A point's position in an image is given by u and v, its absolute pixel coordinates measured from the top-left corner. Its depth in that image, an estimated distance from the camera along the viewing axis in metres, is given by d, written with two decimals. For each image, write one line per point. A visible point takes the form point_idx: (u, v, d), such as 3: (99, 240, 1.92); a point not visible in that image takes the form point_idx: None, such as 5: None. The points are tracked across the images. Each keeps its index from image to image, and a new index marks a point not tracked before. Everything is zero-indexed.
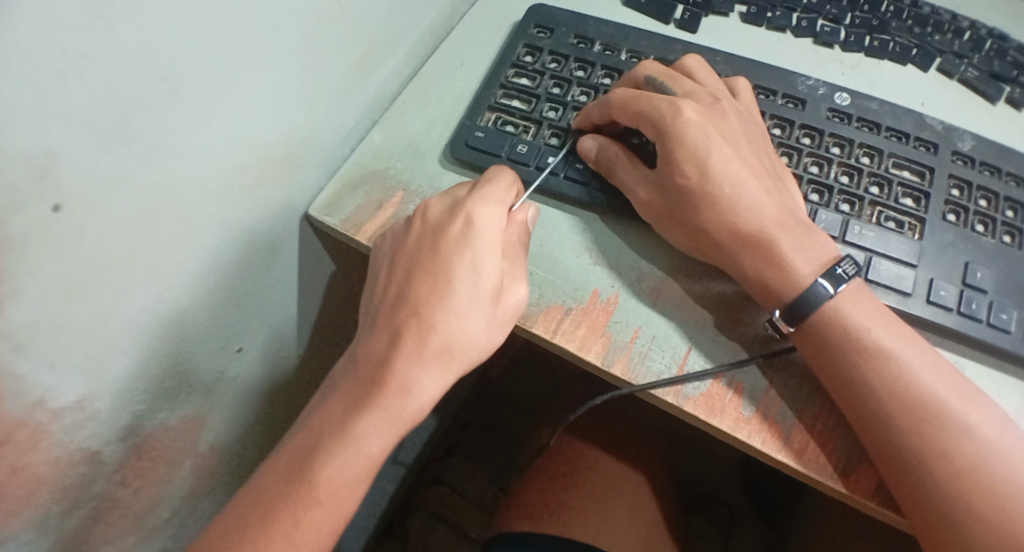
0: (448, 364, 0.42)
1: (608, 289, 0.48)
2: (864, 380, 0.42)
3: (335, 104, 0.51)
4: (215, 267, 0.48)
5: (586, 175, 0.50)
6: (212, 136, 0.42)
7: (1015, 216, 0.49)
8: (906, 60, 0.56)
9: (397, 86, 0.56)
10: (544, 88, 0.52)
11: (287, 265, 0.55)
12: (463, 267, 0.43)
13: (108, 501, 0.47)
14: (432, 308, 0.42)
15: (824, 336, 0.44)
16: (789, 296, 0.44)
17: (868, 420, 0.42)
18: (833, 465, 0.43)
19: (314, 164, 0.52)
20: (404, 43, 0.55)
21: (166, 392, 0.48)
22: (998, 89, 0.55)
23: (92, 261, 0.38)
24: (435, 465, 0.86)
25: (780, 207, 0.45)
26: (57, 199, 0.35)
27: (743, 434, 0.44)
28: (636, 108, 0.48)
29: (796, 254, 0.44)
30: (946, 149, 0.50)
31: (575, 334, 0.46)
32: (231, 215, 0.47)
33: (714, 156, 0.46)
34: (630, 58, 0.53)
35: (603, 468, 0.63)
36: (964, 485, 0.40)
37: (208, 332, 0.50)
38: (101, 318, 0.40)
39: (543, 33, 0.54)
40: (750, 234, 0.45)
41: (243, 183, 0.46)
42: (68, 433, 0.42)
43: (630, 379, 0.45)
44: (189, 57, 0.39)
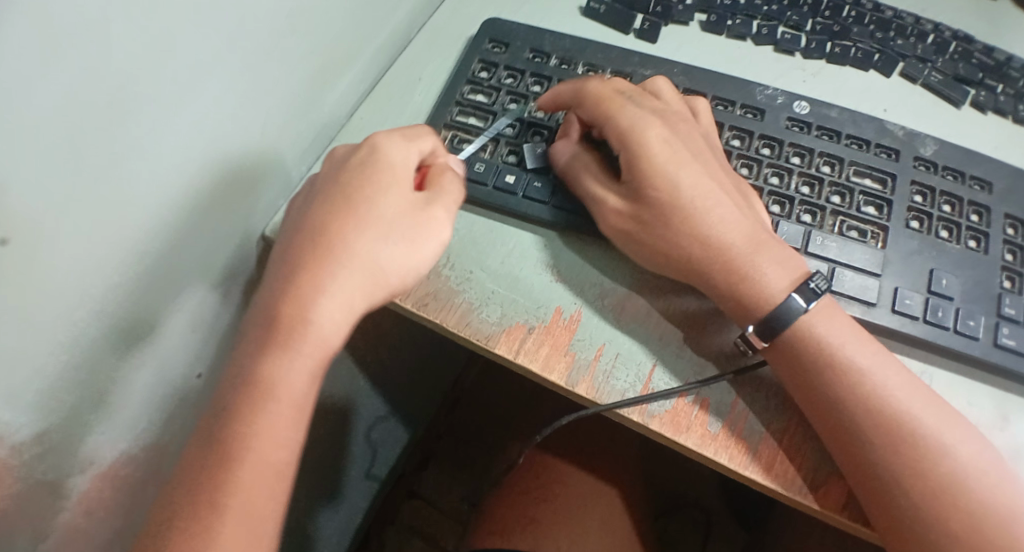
0: (350, 274, 0.41)
1: (571, 306, 0.47)
2: (836, 395, 0.42)
3: (291, 123, 0.50)
4: (176, 292, 0.47)
5: (546, 192, 0.49)
6: (168, 160, 0.42)
7: (980, 221, 0.48)
8: (869, 65, 0.55)
9: (354, 104, 0.56)
10: (501, 104, 0.52)
11: (247, 287, 0.54)
12: (345, 188, 0.44)
13: (74, 535, 0.46)
14: (332, 228, 0.42)
15: (792, 352, 0.43)
16: (761, 311, 0.44)
17: (841, 434, 0.41)
18: (803, 478, 0.43)
19: (270, 185, 0.51)
20: (360, 62, 0.54)
21: (129, 422, 0.47)
22: (962, 93, 0.55)
23: (46, 294, 0.38)
24: (410, 478, 0.85)
25: (749, 223, 0.45)
26: (4, 235, 0.35)
27: (710, 450, 0.43)
28: (602, 118, 0.47)
29: (768, 268, 0.44)
30: (909, 155, 0.50)
31: (538, 354, 0.45)
32: (190, 239, 0.46)
33: (681, 171, 0.46)
34: (587, 71, 0.52)
35: (577, 481, 0.62)
36: (935, 498, 0.40)
37: (171, 357, 0.49)
38: (57, 350, 0.39)
39: (498, 48, 0.54)
40: (721, 248, 0.44)
41: (200, 207, 0.45)
42: (28, 468, 0.41)
43: (595, 398, 0.44)
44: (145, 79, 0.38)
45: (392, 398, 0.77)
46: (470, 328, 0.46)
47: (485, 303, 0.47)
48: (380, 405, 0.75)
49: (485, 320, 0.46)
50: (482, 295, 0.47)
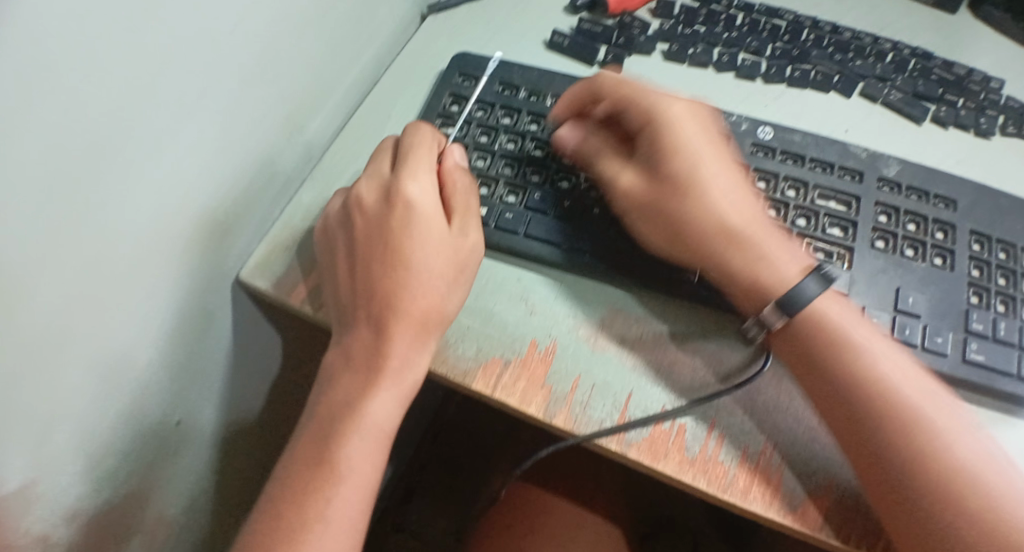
0: (428, 326, 0.44)
1: (546, 338, 0.47)
2: (851, 389, 0.43)
3: (263, 166, 0.51)
4: (152, 339, 0.47)
5: (517, 222, 0.49)
6: (141, 206, 0.42)
7: (945, 238, 0.49)
8: (829, 87, 0.56)
9: (324, 144, 0.56)
10: (471, 137, 0.52)
11: (224, 331, 0.54)
12: (393, 244, 0.45)
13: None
14: (399, 281, 0.44)
15: (806, 341, 0.45)
16: (780, 290, 0.45)
17: (847, 416, 0.43)
18: (796, 491, 0.43)
19: (243, 229, 0.51)
20: (329, 102, 0.55)
21: (104, 471, 0.47)
22: (922, 110, 0.56)
23: (21, 346, 0.37)
24: (393, 512, 0.86)
25: (752, 209, 0.47)
26: None
27: (688, 476, 0.43)
28: (623, 91, 0.50)
29: (778, 249, 0.46)
30: (872, 176, 0.50)
31: (515, 388, 0.46)
32: (165, 285, 0.46)
33: (705, 152, 0.48)
34: (555, 102, 0.53)
35: (559, 512, 0.62)
36: (941, 495, 0.40)
37: (150, 403, 0.49)
38: (31, 405, 0.39)
39: (468, 82, 0.54)
40: (727, 235, 0.47)
41: (174, 253, 0.46)
42: None
43: (572, 429, 0.45)
44: (112, 139, 0.38)
45: None
46: (446, 365, 0.46)
47: (461, 338, 0.47)
48: None
49: (461, 356, 0.47)
50: (457, 330, 0.47)
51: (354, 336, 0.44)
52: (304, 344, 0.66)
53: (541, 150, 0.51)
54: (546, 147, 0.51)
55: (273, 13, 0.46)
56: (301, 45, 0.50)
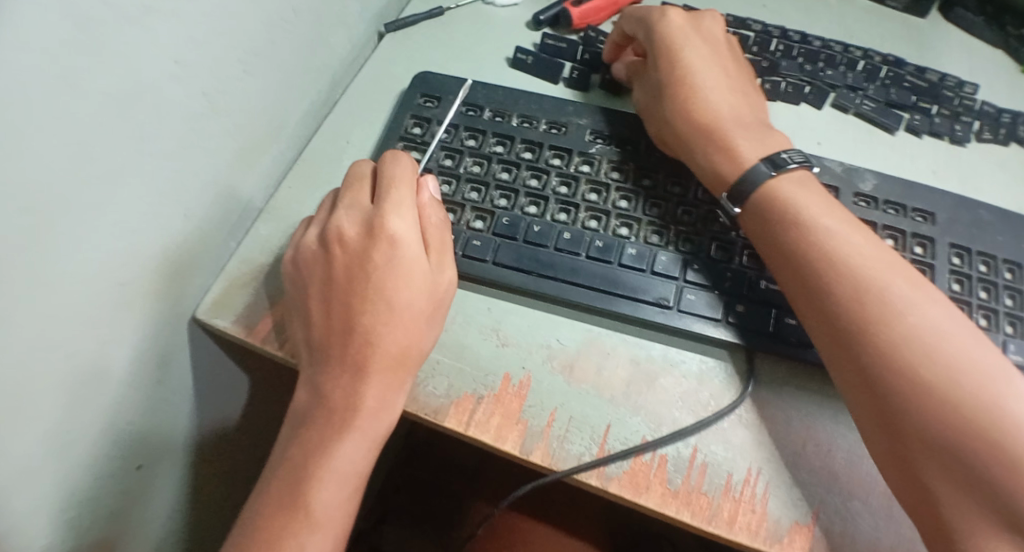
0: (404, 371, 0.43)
1: (520, 371, 0.46)
2: (859, 324, 0.41)
3: (219, 198, 0.48)
4: (109, 390, 0.44)
5: (485, 250, 0.47)
6: (84, 257, 0.39)
7: (925, 253, 0.48)
8: (800, 98, 0.55)
9: (283, 170, 0.54)
10: (435, 161, 0.49)
11: (187, 370, 0.51)
12: (372, 284, 0.43)
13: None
14: (375, 323, 0.42)
15: (807, 280, 0.43)
16: (732, 173, 0.46)
17: (839, 330, 0.41)
18: (788, 514, 0.41)
19: (202, 265, 0.49)
20: (286, 128, 0.53)
21: (63, 529, 0.44)
22: (896, 119, 0.55)
23: None
24: (369, 535, 0.79)
25: (734, 108, 0.49)
26: None
27: (671, 510, 0.41)
28: (641, 16, 0.53)
29: (747, 146, 0.47)
30: (848, 191, 0.49)
31: (489, 425, 0.44)
32: (120, 333, 0.43)
33: (689, 56, 0.50)
34: (522, 122, 0.51)
35: None
36: (966, 426, 0.37)
37: (109, 455, 0.46)
38: None
39: (431, 102, 0.52)
40: (707, 117, 0.48)
41: (127, 299, 0.43)
42: None
43: (550, 466, 0.43)
44: (49, 174, 0.36)
45: None
46: (417, 403, 0.44)
47: (431, 374, 0.45)
48: None
49: (432, 393, 0.44)
50: (427, 366, 0.45)
51: (323, 379, 0.42)
52: (271, 375, 0.63)
53: (508, 172, 0.49)
54: (513, 170, 0.49)
55: (221, 38, 0.44)
56: (254, 70, 0.47)
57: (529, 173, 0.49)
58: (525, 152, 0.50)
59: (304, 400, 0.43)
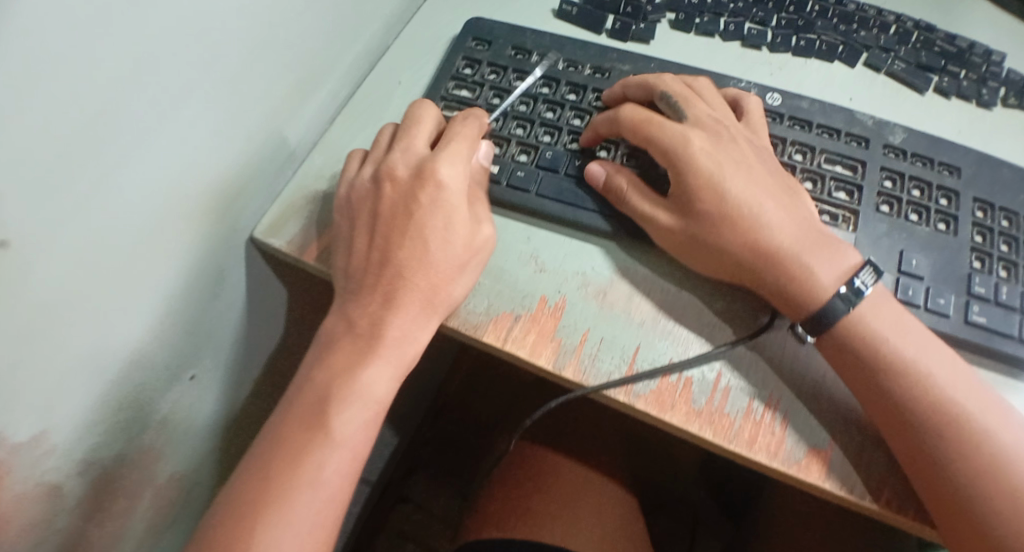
0: (432, 315, 0.46)
1: (555, 295, 0.48)
2: (874, 353, 0.43)
3: (284, 119, 0.52)
4: (170, 293, 0.47)
5: (528, 181, 0.50)
6: (160, 165, 0.42)
7: (949, 205, 0.50)
8: (833, 56, 0.58)
9: (341, 102, 0.58)
10: (484, 99, 0.52)
11: (243, 284, 0.55)
12: (414, 225, 0.46)
13: (71, 536, 0.47)
14: (412, 263, 0.46)
15: (801, 302, 0.44)
16: (810, 307, 0.44)
17: (864, 383, 0.43)
18: (800, 439, 0.44)
19: (263, 181, 0.52)
20: (345, 63, 0.56)
21: (119, 426, 0.47)
22: (925, 80, 0.57)
23: (42, 300, 0.38)
24: (399, 486, 0.89)
25: (797, 223, 0.46)
26: (4, 239, 0.35)
27: (692, 427, 0.44)
28: (646, 132, 0.48)
29: (819, 265, 0.44)
30: (878, 143, 0.51)
31: (525, 341, 0.46)
32: (183, 242, 0.46)
33: (729, 181, 0.46)
34: (567, 67, 0.54)
35: (563, 472, 0.66)
36: (959, 440, 0.41)
37: (166, 357, 0.49)
38: (54, 356, 0.40)
39: (481, 46, 0.55)
40: (768, 255, 0.45)
41: (192, 209, 0.46)
42: (29, 468, 0.41)
43: (581, 381, 0.45)
44: (129, 91, 0.38)
45: None
46: (458, 319, 0.47)
47: (472, 294, 0.48)
48: None
49: (473, 311, 0.47)
50: None
51: (371, 292, 0.45)
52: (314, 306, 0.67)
53: (553, 112, 0.52)
54: (558, 110, 0.52)
55: None
56: (315, 9, 0.50)
57: (572, 113, 0.52)
58: (569, 94, 0.53)
59: (352, 310, 0.46)
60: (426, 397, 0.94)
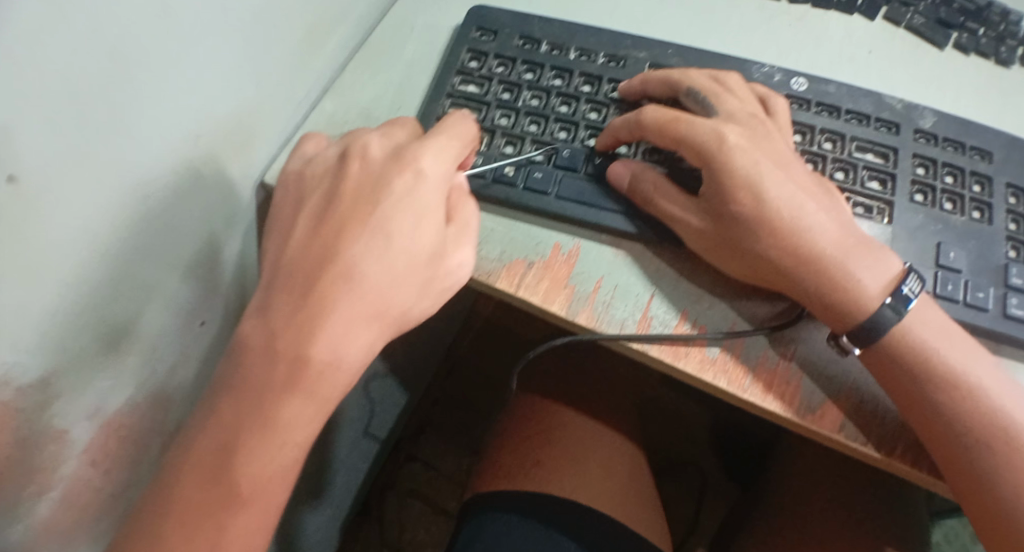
0: (376, 328, 0.39)
1: (569, 242, 0.46)
2: (908, 351, 0.41)
3: (290, 75, 0.48)
4: (176, 240, 0.43)
5: (546, 182, 0.46)
6: (172, 110, 0.39)
7: (983, 191, 0.48)
8: (852, 9, 0.56)
9: (345, 57, 0.54)
10: (494, 94, 0.49)
11: (245, 239, 0.51)
12: (366, 252, 0.39)
13: (79, 485, 0.43)
14: (368, 263, 0.39)
15: (847, 311, 0.42)
16: (855, 317, 0.41)
17: (908, 401, 0.41)
18: (813, 392, 0.42)
19: (269, 132, 0.48)
20: (350, 22, 0.53)
21: (132, 374, 0.44)
22: (945, 36, 0.55)
23: (53, 238, 0.35)
24: (408, 444, 0.92)
25: (840, 225, 0.43)
26: (12, 170, 0.32)
27: (709, 375, 0.42)
28: (675, 132, 0.44)
29: (863, 273, 0.41)
30: (908, 128, 0.49)
31: (537, 287, 0.44)
32: (190, 187, 0.43)
33: (770, 182, 0.42)
34: (579, 56, 0.51)
35: (579, 426, 0.63)
36: (1003, 451, 0.40)
37: (173, 307, 0.46)
38: (63, 294, 0.37)
39: (487, 36, 0.52)
40: (813, 261, 0.42)
41: (201, 155, 0.43)
42: (31, 415, 0.37)
43: (594, 327, 0.44)
44: (141, 31, 0.36)
45: (389, 359, 0.76)
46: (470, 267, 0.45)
47: (484, 240, 0.46)
48: (381, 365, 0.74)
49: (485, 257, 0.45)
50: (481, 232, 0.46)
51: None
52: None
53: (567, 106, 0.49)
54: (573, 103, 0.49)
55: None
56: None
57: (588, 106, 0.49)
58: (583, 86, 0.50)
59: None
60: (438, 355, 0.94)
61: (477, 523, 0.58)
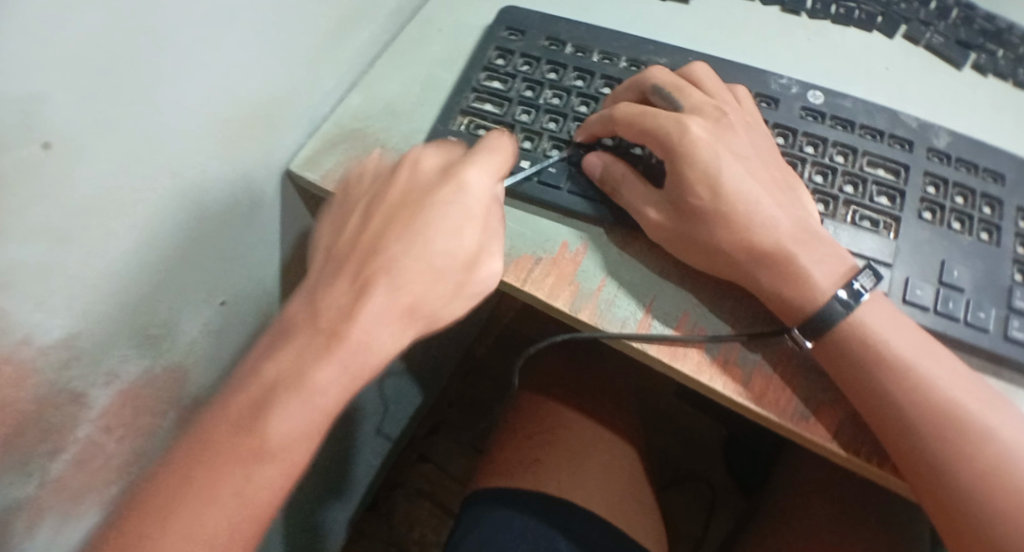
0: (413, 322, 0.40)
1: (577, 241, 0.48)
2: (880, 374, 0.41)
3: (321, 64, 0.51)
4: (201, 216, 0.46)
5: (559, 178, 0.48)
6: (198, 89, 0.41)
7: (993, 213, 0.48)
8: (872, 26, 0.57)
9: (380, 49, 0.56)
10: (516, 91, 0.51)
11: (271, 221, 0.54)
12: (408, 258, 0.40)
13: (90, 448, 0.45)
14: (415, 266, 0.40)
15: (797, 304, 0.43)
16: (807, 309, 0.43)
17: (886, 420, 0.41)
18: (798, 406, 0.43)
19: (297, 117, 0.51)
20: (385, 14, 0.56)
21: (147, 341, 0.46)
22: (964, 56, 0.56)
23: (78, 202, 0.37)
24: (421, 443, 0.94)
25: (797, 221, 0.44)
26: (47, 137, 0.34)
27: (705, 377, 0.43)
28: (642, 124, 0.46)
29: (817, 266, 0.43)
30: (922, 146, 0.50)
31: (544, 282, 0.46)
32: (217, 162, 0.45)
33: (725, 173, 0.44)
34: (602, 59, 0.53)
35: (579, 427, 0.65)
36: (981, 468, 0.40)
37: (193, 283, 0.48)
38: (88, 260, 0.39)
39: (515, 35, 0.54)
40: (768, 253, 0.43)
41: (225, 137, 0.45)
42: (52, 373, 0.40)
43: (597, 324, 0.45)
44: (176, 18, 0.38)
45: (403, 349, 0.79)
46: None
47: None
48: None
49: None
50: None
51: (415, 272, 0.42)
52: None
53: (586, 107, 0.51)
54: (591, 104, 0.51)
55: None
56: None
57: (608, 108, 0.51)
58: (603, 88, 0.51)
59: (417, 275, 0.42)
60: (455, 354, 0.97)
61: (472, 517, 0.60)
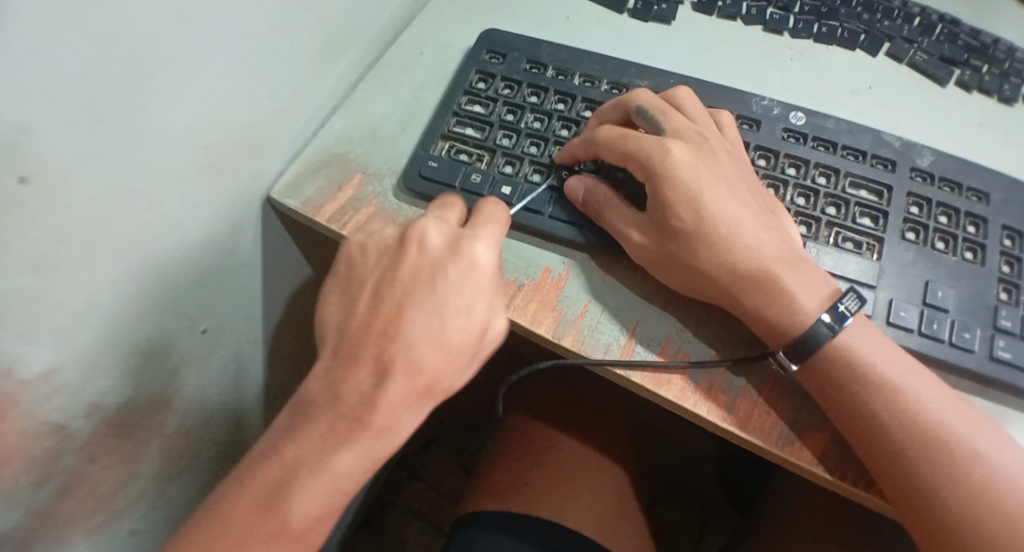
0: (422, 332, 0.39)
1: (559, 266, 0.47)
2: (869, 399, 0.41)
3: (302, 90, 0.51)
4: (183, 244, 0.46)
5: (541, 203, 0.48)
6: (180, 119, 0.41)
7: (978, 232, 0.48)
8: (854, 45, 0.57)
9: (360, 73, 0.56)
10: (497, 115, 0.51)
11: (254, 247, 0.53)
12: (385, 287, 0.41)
13: (75, 480, 0.45)
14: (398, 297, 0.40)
15: (784, 326, 0.42)
16: (792, 332, 0.42)
17: (878, 446, 0.40)
18: (783, 430, 0.43)
19: (279, 144, 0.51)
20: (365, 39, 0.55)
21: (131, 373, 0.45)
22: (948, 72, 0.56)
23: (59, 235, 0.37)
24: (412, 461, 0.94)
25: (780, 244, 0.44)
26: (24, 172, 0.34)
27: (689, 403, 0.43)
28: (623, 147, 0.46)
29: (803, 290, 0.42)
30: (905, 166, 0.49)
31: (526, 309, 0.46)
32: (200, 190, 0.45)
33: (707, 197, 0.44)
34: (584, 82, 0.52)
35: (570, 449, 0.64)
36: (973, 493, 0.39)
37: (177, 311, 0.48)
38: (70, 292, 0.39)
39: (496, 59, 0.54)
40: (752, 276, 0.43)
41: (208, 164, 0.45)
42: (32, 407, 0.40)
43: (580, 351, 0.45)
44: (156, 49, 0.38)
45: None
46: None
47: None
48: None
49: None
50: None
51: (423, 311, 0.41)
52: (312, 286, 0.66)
53: (567, 130, 0.50)
54: (572, 127, 0.51)
55: None
56: None
57: None
58: (584, 111, 0.51)
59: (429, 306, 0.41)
60: None
61: (467, 539, 0.59)
